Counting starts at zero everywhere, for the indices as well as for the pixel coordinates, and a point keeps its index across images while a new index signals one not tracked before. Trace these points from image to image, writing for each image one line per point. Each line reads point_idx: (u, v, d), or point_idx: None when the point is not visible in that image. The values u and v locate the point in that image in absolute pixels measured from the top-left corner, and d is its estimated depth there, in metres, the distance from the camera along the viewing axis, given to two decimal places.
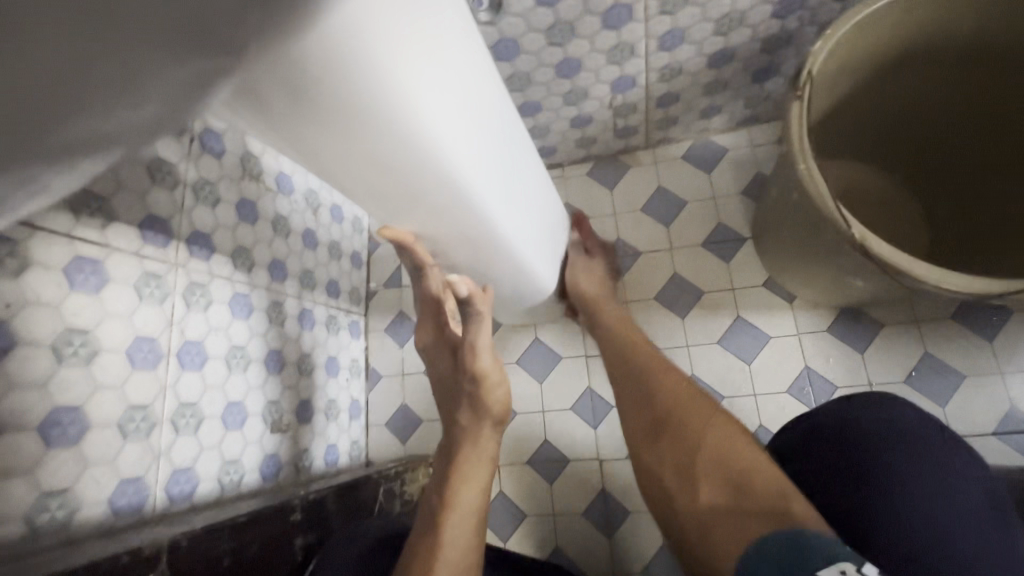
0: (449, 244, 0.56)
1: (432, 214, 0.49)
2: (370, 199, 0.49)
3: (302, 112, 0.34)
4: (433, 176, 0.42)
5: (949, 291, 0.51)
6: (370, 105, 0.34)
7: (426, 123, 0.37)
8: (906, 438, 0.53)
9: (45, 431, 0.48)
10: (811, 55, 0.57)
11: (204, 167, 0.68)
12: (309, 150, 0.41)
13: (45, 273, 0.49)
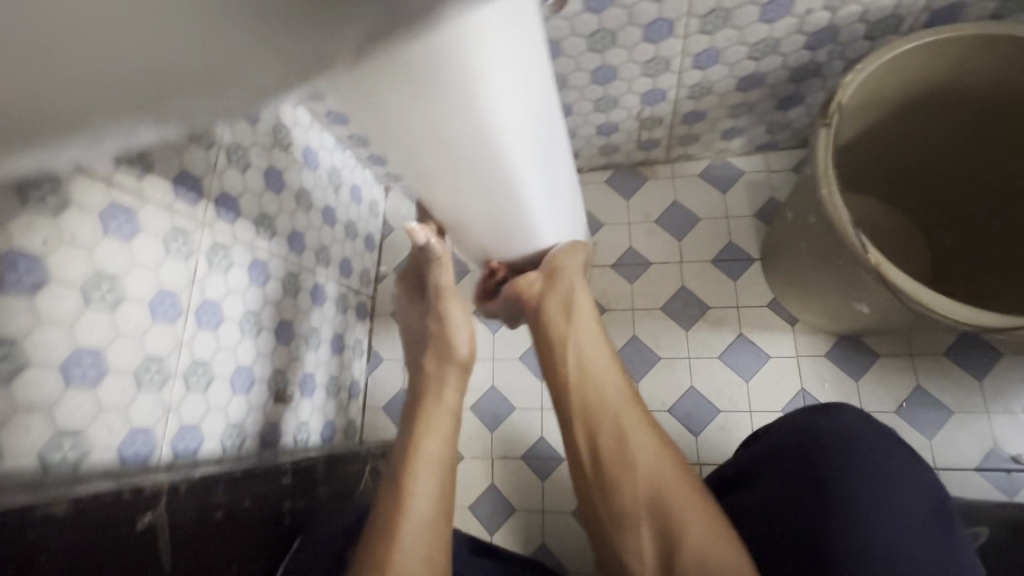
0: (472, 224, 0.58)
1: (464, 188, 0.50)
2: (405, 166, 0.49)
3: (382, 88, 0.34)
4: (481, 153, 0.44)
5: (952, 320, 0.53)
6: (441, 79, 0.35)
7: (484, 102, 0.39)
8: (853, 444, 0.56)
9: (66, 369, 0.48)
10: (842, 86, 0.60)
11: (239, 131, 0.69)
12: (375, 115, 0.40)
13: (82, 214, 0.49)
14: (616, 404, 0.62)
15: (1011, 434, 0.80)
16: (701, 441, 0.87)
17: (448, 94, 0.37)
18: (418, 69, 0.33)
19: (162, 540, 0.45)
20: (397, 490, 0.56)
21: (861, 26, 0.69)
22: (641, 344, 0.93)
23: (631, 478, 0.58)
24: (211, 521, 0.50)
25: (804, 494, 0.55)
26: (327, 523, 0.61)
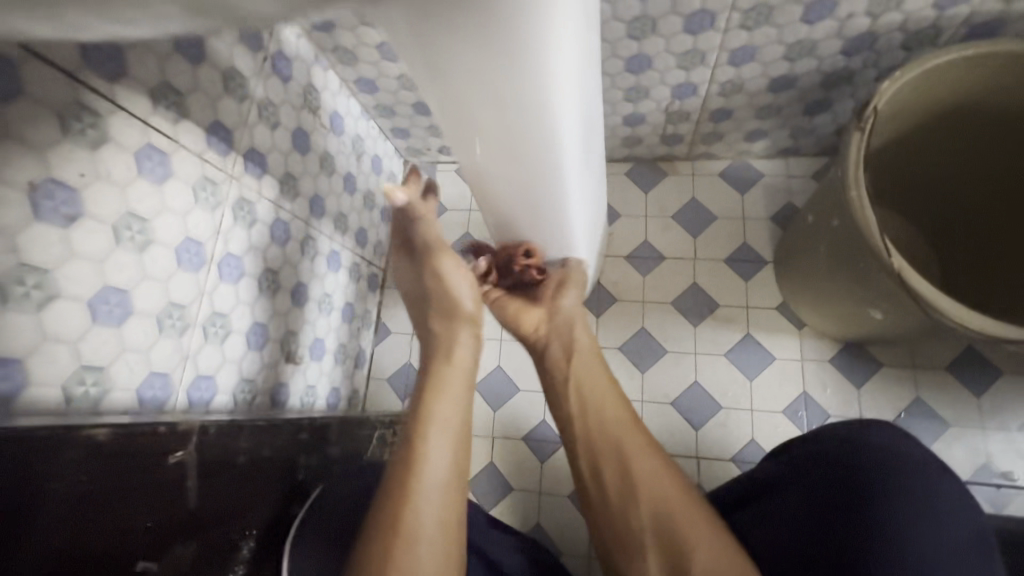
0: (506, 199, 0.58)
1: (512, 163, 0.50)
2: (455, 132, 0.49)
3: (453, 36, 0.36)
4: (537, 124, 0.44)
5: (970, 329, 0.54)
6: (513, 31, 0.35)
7: (550, 68, 0.39)
8: (900, 465, 0.55)
9: (93, 304, 0.48)
10: (878, 92, 0.60)
11: (271, 88, 0.69)
12: (440, 68, 0.40)
13: (119, 152, 0.49)
14: (616, 424, 0.63)
15: (1005, 452, 0.82)
16: (701, 436, 0.88)
17: (513, 55, 0.37)
18: (485, 9, 0.33)
19: (188, 479, 0.45)
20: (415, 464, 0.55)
21: (898, 35, 0.70)
22: (649, 337, 0.94)
23: (635, 503, 0.58)
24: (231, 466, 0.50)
25: (840, 521, 0.54)
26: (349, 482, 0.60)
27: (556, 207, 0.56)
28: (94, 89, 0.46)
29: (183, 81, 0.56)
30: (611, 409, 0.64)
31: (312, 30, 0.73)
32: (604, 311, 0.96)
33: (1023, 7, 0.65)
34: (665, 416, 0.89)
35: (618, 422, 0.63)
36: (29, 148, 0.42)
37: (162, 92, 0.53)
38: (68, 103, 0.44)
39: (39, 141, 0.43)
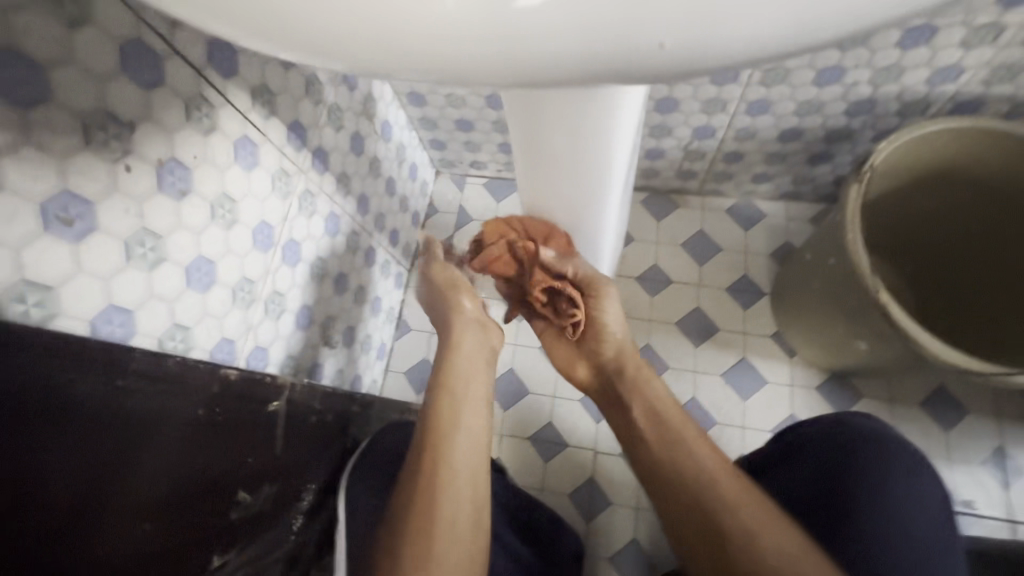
0: (552, 218, 0.67)
1: (566, 189, 0.59)
2: (524, 164, 0.58)
3: (550, 101, 0.45)
4: (596, 165, 0.53)
5: (944, 360, 0.63)
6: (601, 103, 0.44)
7: (615, 131, 0.48)
8: (877, 439, 0.63)
9: (189, 271, 0.54)
10: (874, 151, 0.70)
11: (339, 94, 0.76)
12: (529, 121, 0.49)
13: (223, 140, 0.56)
14: (706, 464, 0.58)
15: (968, 483, 0.90)
16: None
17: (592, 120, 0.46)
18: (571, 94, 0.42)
19: (279, 423, 0.54)
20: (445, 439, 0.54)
21: (895, 103, 0.79)
22: (653, 353, 1.01)
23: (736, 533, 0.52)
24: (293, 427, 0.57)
25: (830, 522, 0.59)
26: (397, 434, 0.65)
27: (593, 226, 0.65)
28: (213, 84, 0.53)
29: (275, 83, 0.63)
30: (700, 451, 0.60)
31: None
32: None
33: (1000, 91, 0.76)
34: None
35: (710, 463, 0.58)
36: (161, 130, 0.48)
37: (260, 91, 0.60)
38: (194, 94, 0.51)
39: (170, 124, 0.49)
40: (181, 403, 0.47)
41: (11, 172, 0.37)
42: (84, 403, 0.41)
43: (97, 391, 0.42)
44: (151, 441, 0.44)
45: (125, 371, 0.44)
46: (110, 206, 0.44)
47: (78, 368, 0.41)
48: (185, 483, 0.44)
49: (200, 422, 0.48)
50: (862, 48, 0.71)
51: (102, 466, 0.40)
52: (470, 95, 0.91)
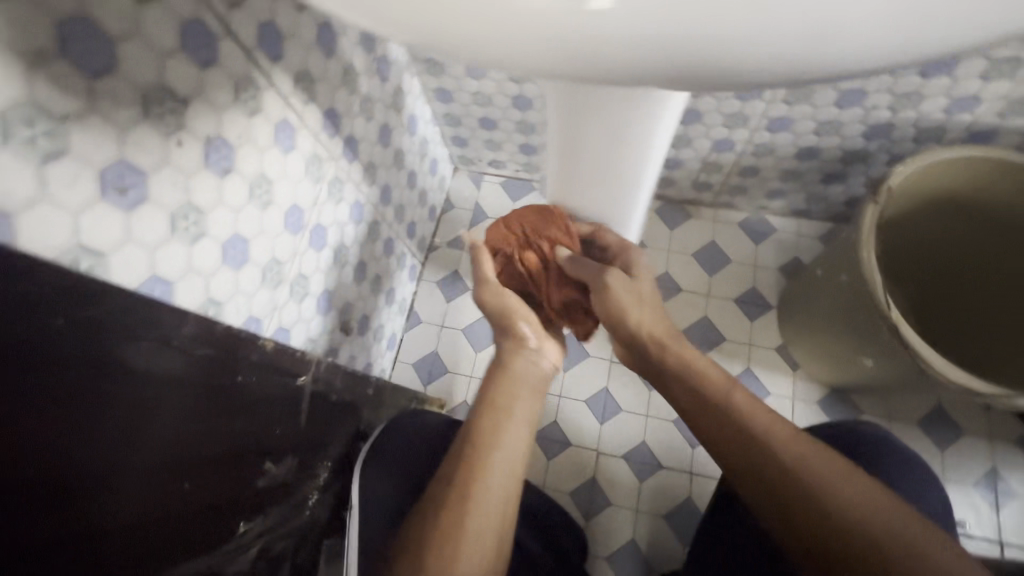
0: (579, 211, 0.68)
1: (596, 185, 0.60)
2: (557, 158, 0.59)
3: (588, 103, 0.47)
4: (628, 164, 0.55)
5: (950, 379, 0.64)
6: (636, 129, 0.50)
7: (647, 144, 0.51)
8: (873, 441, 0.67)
9: (226, 248, 0.55)
10: (892, 173, 0.71)
11: (372, 85, 0.78)
12: (568, 117, 0.50)
13: (264, 121, 0.57)
14: (760, 430, 0.56)
15: (961, 502, 0.92)
16: (697, 454, 0.96)
17: (627, 141, 0.51)
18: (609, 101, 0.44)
19: (303, 399, 0.58)
20: (483, 452, 0.53)
21: (912, 129, 0.82)
22: None
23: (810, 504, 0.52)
24: (318, 407, 0.61)
25: None
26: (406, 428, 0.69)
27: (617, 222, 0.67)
28: (261, 67, 0.54)
29: (316, 70, 0.64)
30: (750, 415, 0.57)
31: None
32: None
33: (1014, 123, 0.78)
34: (666, 432, 0.98)
35: (763, 426, 0.56)
36: (211, 108, 0.49)
37: (302, 77, 0.61)
38: (244, 75, 0.52)
39: (219, 103, 0.50)
40: (221, 372, 0.47)
41: (78, 139, 0.38)
42: (149, 363, 0.39)
43: (154, 347, 0.40)
44: (199, 406, 0.44)
45: (176, 333, 0.43)
46: (161, 179, 0.45)
47: (140, 325, 0.40)
48: (225, 447, 0.46)
49: (236, 389, 0.48)
50: (885, 73, 0.73)
51: (162, 427, 0.39)
52: (496, 94, 0.92)
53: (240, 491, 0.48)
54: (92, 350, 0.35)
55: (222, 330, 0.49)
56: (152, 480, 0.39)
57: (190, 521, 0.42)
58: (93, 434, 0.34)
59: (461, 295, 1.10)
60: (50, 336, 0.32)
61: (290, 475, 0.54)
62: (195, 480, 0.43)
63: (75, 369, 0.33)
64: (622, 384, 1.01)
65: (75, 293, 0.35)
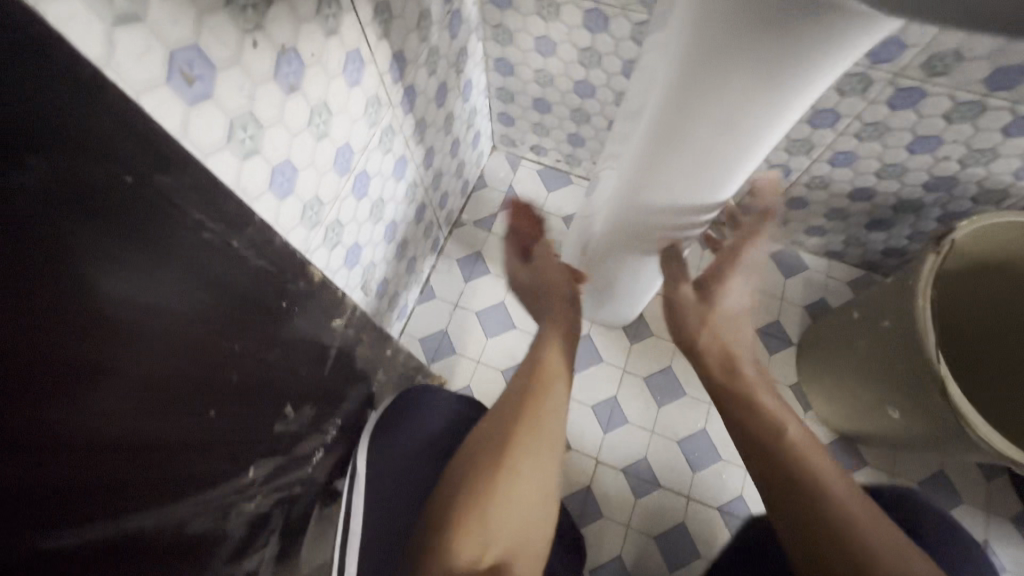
0: (647, 202, 0.59)
1: (690, 170, 0.51)
2: (654, 132, 0.49)
3: (750, 49, 0.38)
4: (746, 141, 0.46)
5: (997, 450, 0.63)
6: (753, 131, 0.45)
7: (785, 115, 0.43)
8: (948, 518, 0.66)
9: (274, 173, 0.49)
10: (960, 225, 0.69)
11: (440, 38, 0.73)
12: (703, 73, 0.41)
13: (338, 46, 0.52)
14: (771, 420, 0.63)
15: None
16: (697, 479, 0.94)
17: (733, 142, 0.47)
18: (794, 30, 0.35)
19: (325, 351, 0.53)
20: (532, 407, 0.62)
21: (974, 187, 0.80)
22: (673, 376, 1.00)
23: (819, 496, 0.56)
24: (341, 360, 0.58)
25: None
26: (430, 402, 0.68)
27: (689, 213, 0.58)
28: None
29: (396, 7, 0.59)
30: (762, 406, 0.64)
31: (487, 2, 0.78)
32: (638, 340, 1.02)
33: None
34: (669, 452, 0.95)
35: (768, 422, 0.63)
36: (292, 14, 0.44)
37: (381, 9, 0.57)
38: None
39: (301, 12, 0.45)
40: (268, 292, 0.42)
41: (154, 7, 0.33)
42: (205, 264, 0.34)
43: (213, 245, 0.35)
44: (236, 328, 0.38)
45: (240, 233, 0.38)
46: (227, 79, 0.40)
47: (207, 211, 0.34)
48: (252, 378, 0.41)
49: (274, 313, 0.43)
50: (967, 124, 0.71)
51: (200, 345, 0.34)
52: (560, 76, 0.87)
53: (246, 436, 0.42)
54: (145, 232, 0.28)
55: (280, 246, 0.43)
56: (182, 404, 0.33)
57: (207, 460, 0.36)
58: (137, 333, 0.28)
59: (481, 276, 1.06)
60: (111, 199, 0.26)
61: (305, 423, 0.51)
62: (219, 411, 0.37)
63: (128, 246, 0.27)
64: (631, 396, 0.98)
65: (144, 142, 0.28)
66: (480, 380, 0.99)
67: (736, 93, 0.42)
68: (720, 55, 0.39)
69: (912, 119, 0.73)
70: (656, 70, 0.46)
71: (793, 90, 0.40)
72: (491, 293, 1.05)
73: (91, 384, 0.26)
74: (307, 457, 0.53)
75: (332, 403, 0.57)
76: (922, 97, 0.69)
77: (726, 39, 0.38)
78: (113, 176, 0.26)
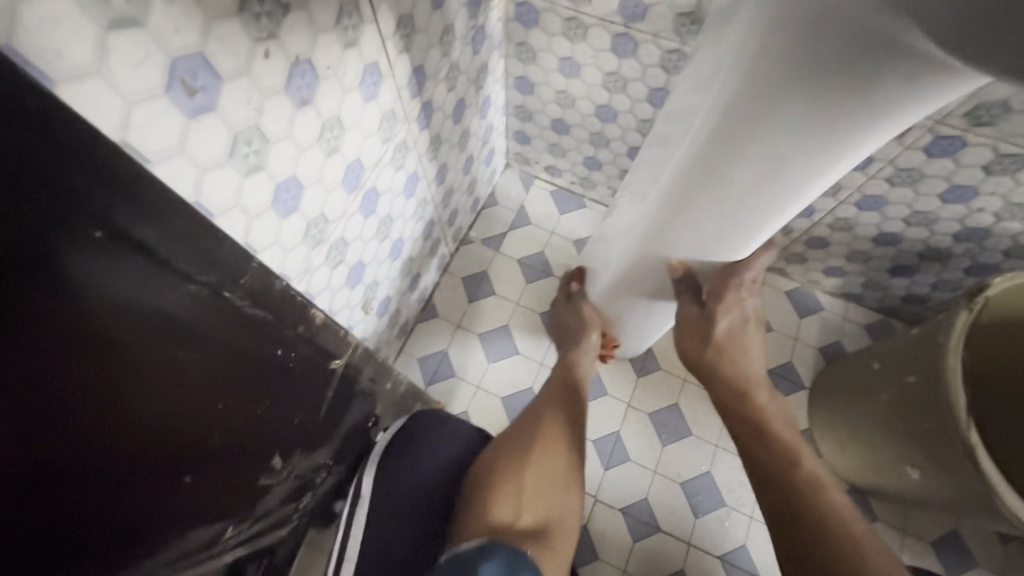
0: (673, 243, 0.55)
1: (725, 214, 0.48)
2: (688, 172, 0.46)
3: (807, 91, 0.34)
4: (790, 188, 0.43)
5: None
6: (799, 177, 0.41)
7: (835, 165, 0.40)
8: None
9: (279, 191, 0.46)
10: (998, 281, 0.65)
11: (463, 53, 0.70)
12: (750, 114, 0.38)
13: (356, 59, 0.49)
14: (783, 437, 0.59)
15: None
16: (699, 525, 0.90)
17: (752, 207, 0.46)
18: (859, 76, 0.32)
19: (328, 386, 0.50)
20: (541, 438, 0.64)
21: (1007, 241, 0.77)
22: (680, 414, 0.96)
23: (825, 523, 0.52)
24: (344, 394, 0.54)
25: None
26: (441, 429, 0.64)
27: (717, 257, 0.54)
28: None
29: (419, 20, 0.56)
30: (773, 420, 0.60)
31: (512, 19, 0.75)
32: (645, 374, 0.98)
33: None
34: (672, 494, 0.91)
35: (778, 441, 0.58)
36: (309, 23, 0.41)
37: (403, 22, 0.53)
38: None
39: (319, 23, 0.42)
40: (276, 346, 0.40)
41: (157, 11, 0.30)
42: (195, 321, 0.31)
43: (205, 301, 0.32)
44: (227, 375, 0.36)
45: (237, 284, 0.34)
46: (234, 91, 0.37)
47: (210, 271, 0.32)
48: (241, 440, 0.40)
49: (272, 364, 0.40)
50: (1007, 177, 0.67)
51: (177, 407, 0.32)
52: (582, 98, 0.84)
53: (221, 481, 0.39)
54: (124, 294, 0.27)
55: (281, 290, 0.38)
56: (144, 461, 0.31)
57: (166, 518, 0.34)
58: (101, 396, 0.27)
59: (487, 297, 1.02)
60: (82, 261, 0.24)
61: (297, 474, 0.51)
62: (193, 473, 0.36)
63: (106, 305, 0.26)
64: (635, 432, 0.94)
65: (131, 194, 0.26)
66: (479, 406, 0.96)
67: (764, 149, 0.40)
68: (745, 111, 0.38)
69: (949, 168, 0.69)
70: (695, 106, 0.43)
71: (848, 141, 0.37)
72: (496, 315, 1.01)
73: (40, 447, 0.24)
74: (293, 498, 0.51)
75: (329, 445, 0.54)
76: (961, 147, 0.66)
77: (751, 95, 0.37)
78: (79, 234, 0.24)
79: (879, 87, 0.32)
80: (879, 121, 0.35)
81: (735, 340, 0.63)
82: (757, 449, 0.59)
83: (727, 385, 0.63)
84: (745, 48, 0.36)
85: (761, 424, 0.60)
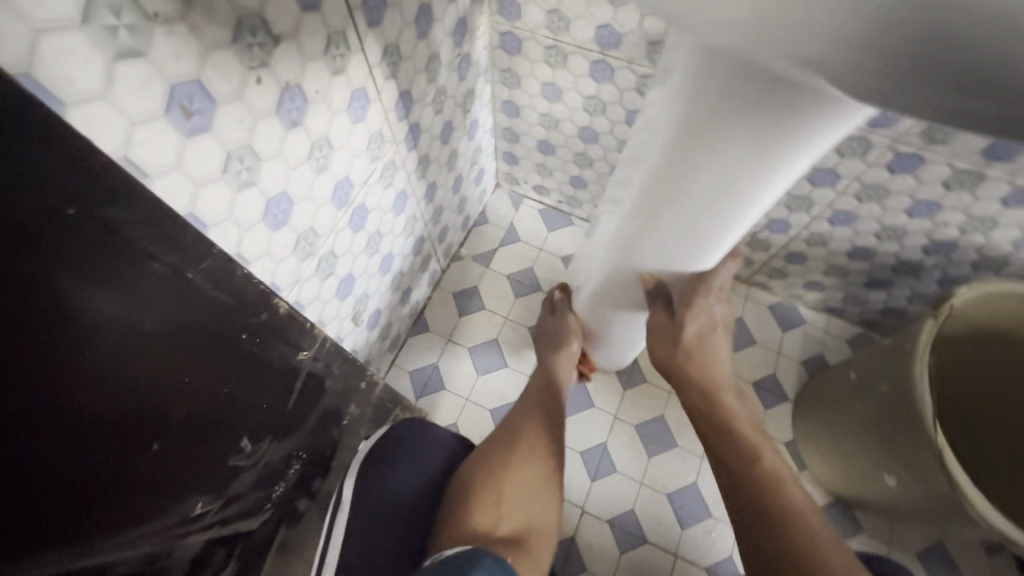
0: (646, 253, 0.57)
1: (689, 224, 0.51)
2: (653, 186, 0.49)
3: (743, 115, 0.38)
4: (744, 199, 0.46)
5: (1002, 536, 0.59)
6: (750, 188, 0.44)
7: (781, 176, 0.43)
8: None
9: (270, 205, 0.50)
10: (960, 292, 0.68)
11: (449, 79, 0.75)
12: (699, 133, 0.41)
13: (345, 85, 0.53)
14: (749, 442, 0.60)
15: None
16: (686, 536, 0.90)
17: (714, 217, 0.48)
18: (784, 102, 0.35)
19: (297, 377, 0.53)
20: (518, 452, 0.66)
21: (974, 254, 0.80)
22: (665, 426, 0.97)
23: (789, 525, 0.53)
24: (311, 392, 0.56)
25: None
26: (421, 434, 0.66)
27: (688, 265, 0.57)
28: (357, 28, 0.51)
29: (405, 48, 0.61)
30: (742, 428, 0.62)
31: (497, 47, 0.80)
32: (631, 386, 1.00)
33: None
34: (658, 505, 0.92)
35: (745, 448, 0.60)
36: (299, 53, 0.45)
37: (389, 51, 0.58)
38: (338, 31, 0.48)
39: (309, 52, 0.46)
40: (239, 329, 0.42)
41: (158, 43, 0.34)
42: (161, 299, 0.34)
43: (170, 281, 0.35)
44: (192, 355, 0.38)
45: (197, 266, 0.37)
46: (229, 112, 0.41)
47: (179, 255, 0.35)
48: (210, 420, 0.42)
49: (234, 347, 0.42)
50: (967, 192, 0.71)
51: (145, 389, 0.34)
52: (565, 120, 0.89)
53: (196, 460, 0.42)
54: (84, 264, 0.28)
55: (240, 279, 0.41)
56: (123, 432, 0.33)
57: (138, 490, 0.36)
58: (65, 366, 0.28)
59: (477, 312, 1.05)
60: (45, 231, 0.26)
61: (266, 461, 0.53)
62: (158, 449, 0.37)
63: (58, 281, 0.27)
64: (622, 444, 0.96)
65: (88, 175, 0.28)
66: (469, 418, 0.97)
67: (716, 165, 0.43)
68: (696, 129, 0.41)
69: (912, 184, 0.73)
70: (656, 125, 0.46)
71: (789, 155, 0.40)
72: (486, 329, 1.04)
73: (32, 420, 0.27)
74: (263, 485, 0.53)
75: (295, 438, 0.56)
76: (921, 163, 0.69)
77: (699, 115, 0.40)
78: (55, 210, 0.26)
79: (804, 109, 0.35)
80: (842, 116, 0.36)
81: (703, 347, 0.65)
82: (725, 456, 0.60)
83: (699, 394, 0.65)
84: (694, 60, 0.38)
85: (728, 431, 0.61)
